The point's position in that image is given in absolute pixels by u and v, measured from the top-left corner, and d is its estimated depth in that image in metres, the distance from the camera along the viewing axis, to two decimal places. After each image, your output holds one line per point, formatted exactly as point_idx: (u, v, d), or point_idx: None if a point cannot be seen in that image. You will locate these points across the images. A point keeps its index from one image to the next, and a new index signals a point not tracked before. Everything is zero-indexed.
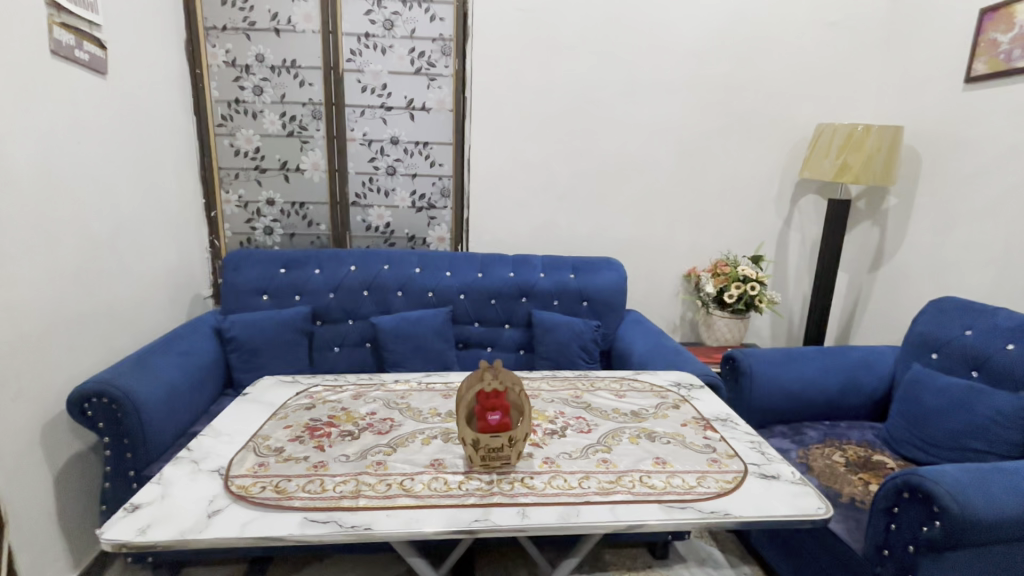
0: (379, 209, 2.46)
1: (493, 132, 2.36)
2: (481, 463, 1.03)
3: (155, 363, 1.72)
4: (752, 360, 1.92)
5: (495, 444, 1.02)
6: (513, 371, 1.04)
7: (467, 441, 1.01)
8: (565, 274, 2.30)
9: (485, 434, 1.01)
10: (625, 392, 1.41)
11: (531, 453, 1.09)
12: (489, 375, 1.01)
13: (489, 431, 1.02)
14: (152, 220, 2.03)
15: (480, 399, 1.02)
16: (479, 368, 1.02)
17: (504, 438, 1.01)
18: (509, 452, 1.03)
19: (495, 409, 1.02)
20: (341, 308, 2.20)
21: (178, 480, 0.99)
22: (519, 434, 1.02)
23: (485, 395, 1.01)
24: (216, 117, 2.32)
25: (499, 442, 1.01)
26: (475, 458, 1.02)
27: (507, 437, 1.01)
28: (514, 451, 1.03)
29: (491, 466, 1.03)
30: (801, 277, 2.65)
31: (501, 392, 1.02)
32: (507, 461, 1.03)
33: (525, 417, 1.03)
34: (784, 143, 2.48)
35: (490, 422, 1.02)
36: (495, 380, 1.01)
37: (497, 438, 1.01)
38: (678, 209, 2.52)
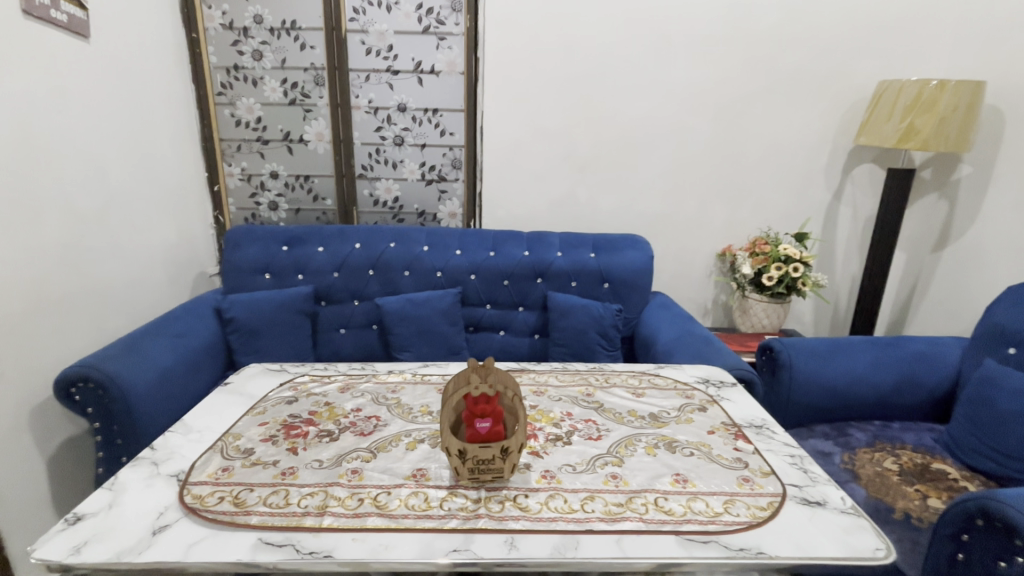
0: (387, 182, 2.31)
1: (508, 97, 2.16)
2: (470, 477, 0.89)
3: (147, 345, 1.65)
4: (792, 352, 1.71)
5: (485, 455, 0.87)
6: (507, 372, 0.88)
7: (451, 452, 0.87)
8: (585, 253, 2.11)
9: (473, 444, 0.87)
10: (644, 390, 1.24)
11: (528, 466, 0.94)
12: (476, 377, 0.85)
13: (478, 440, 0.88)
14: (145, 195, 1.95)
15: (467, 404, 0.87)
16: (466, 368, 0.86)
17: (495, 450, 0.87)
18: (501, 466, 0.88)
19: (484, 416, 0.86)
20: (346, 289, 2.08)
21: (132, 485, 0.89)
22: (513, 445, 0.87)
23: (472, 401, 0.86)
24: (215, 85, 2.20)
25: (490, 454, 0.87)
26: (461, 471, 0.88)
27: (499, 448, 0.87)
28: (508, 464, 0.88)
29: (481, 480, 0.89)
30: (851, 257, 2.38)
31: (491, 397, 0.86)
32: (499, 475, 0.89)
33: (521, 425, 0.88)
34: (837, 104, 2.18)
35: (478, 430, 0.87)
36: (484, 383, 0.85)
37: (487, 449, 0.87)
38: (712, 181, 2.28)
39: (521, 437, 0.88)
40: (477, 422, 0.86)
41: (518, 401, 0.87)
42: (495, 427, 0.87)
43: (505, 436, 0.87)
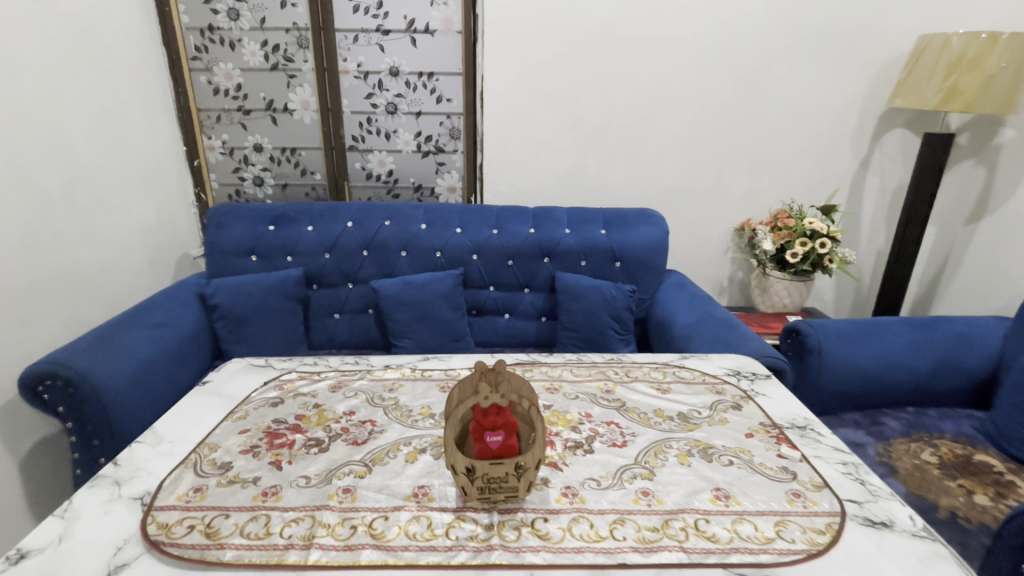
0: (380, 154, 2.14)
1: (510, 58, 1.97)
2: (479, 498, 0.76)
3: (124, 336, 1.52)
4: (822, 335, 1.58)
5: (497, 473, 0.75)
6: (520, 378, 0.75)
7: (456, 471, 0.74)
8: (595, 229, 1.96)
9: (482, 462, 0.74)
10: (669, 386, 1.11)
11: (546, 483, 0.82)
12: (486, 385, 0.73)
13: (488, 456, 0.75)
14: (116, 171, 1.78)
15: (475, 416, 0.74)
16: (473, 374, 0.74)
17: (508, 467, 0.75)
18: (516, 485, 0.76)
19: (496, 428, 0.74)
20: (339, 271, 1.94)
21: (89, 512, 0.77)
22: (530, 461, 0.75)
23: (481, 412, 0.74)
24: (189, 49, 2.00)
25: (502, 472, 0.75)
26: (470, 492, 0.76)
27: (513, 465, 0.75)
28: (523, 483, 0.76)
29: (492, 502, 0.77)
30: (878, 231, 2.23)
31: (503, 408, 0.74)
32: (513, 495, 0.77)
33: (538, 439, 0.75)
34: (871, 63, 1.99)
35: (488, 445, 0.75)
36: (495, 392, 0.73)
37: (500, 467, 0.74)
38: (732, 149, 2.10)
39: (539, 451, 0.75)
40: (487, 436, 0.74)
41: (534, 412, 0.74)
42: (509, 441, 0.75)
43: (519, 452, 0.75)
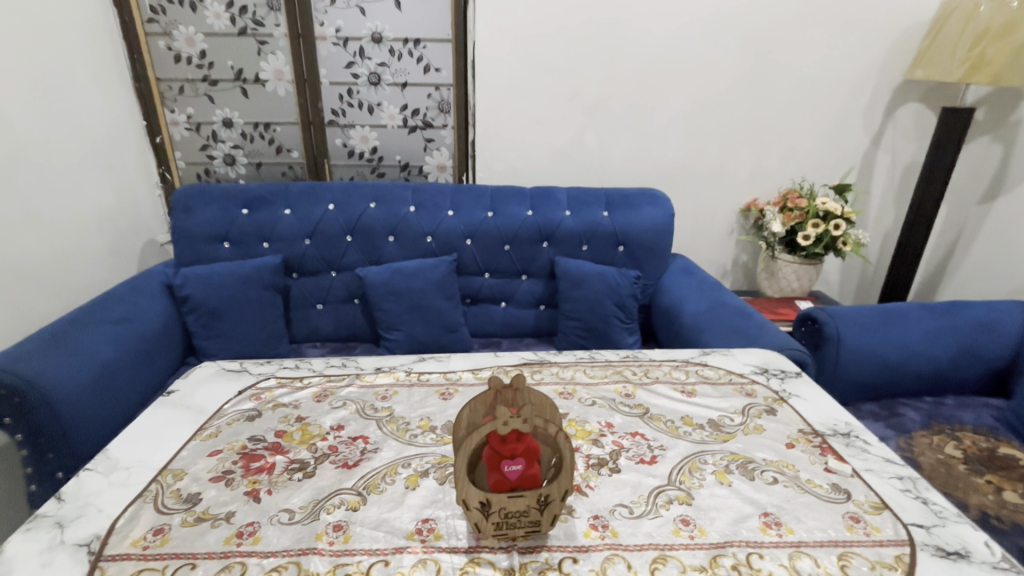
0: (363, 130, 1.96)
1: (505, 22, 1.79)
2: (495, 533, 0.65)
3: (80, 335, 1.36)
4: (841, 324, 1.49)
5: (516, 507, 0.64)
6: (544, 398, 0.65)
7: (467, 505, 0.63)
8: (597, 211, 1.84)
9: (499, 496, 0.63)
10: (694, 387, 1.01)
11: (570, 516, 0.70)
12: (505, 410, 0.60)
13: (505, 488, 0.64)
14: (65, 148, 1.59)
15: (491, 444, 0.62)
16: (489, 391, 0.64)
17: (529, 501, 0.63)
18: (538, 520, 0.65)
19: (515, 458, 0.62)
20: (321, 258, 1.78)
21: (23, 566, 0.63)
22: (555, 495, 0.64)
23: (498, 438, 0.62)
24: (144, 10, 1.78)
25: (522, 506, 0.64)
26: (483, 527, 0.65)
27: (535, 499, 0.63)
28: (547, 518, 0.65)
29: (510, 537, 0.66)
30: (887, 211, 2.14)
31: (525, 435, 0.62)
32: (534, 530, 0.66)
33: (565, 470, 0.63)
34: (888, 31, 1.87)
35: (506, 476, 0.63)
36: (515, 418, 0.61)
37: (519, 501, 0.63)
38: (741, 124, 1.97)
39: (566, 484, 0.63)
40: (505, 466, 0.62)
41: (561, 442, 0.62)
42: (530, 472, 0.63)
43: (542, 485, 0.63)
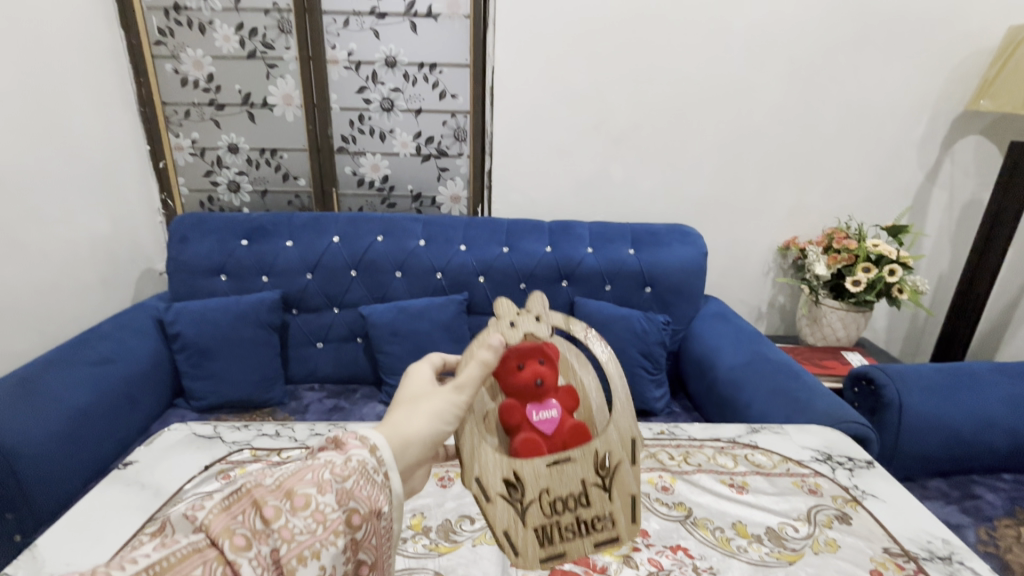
0: (374, 157, 1.86)
1: (527, 45, 1.68)
2: (538, 531, 0.70)
3: (55, 379, 1.24)
4: (903, 387, 1.29)
5: (567, 488, 0.73)
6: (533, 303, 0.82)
7: (515, 480, 0.71)
8: (622, 249, 1.68)
9: (544, 466, 0.72)
10: (744, 480, 0.92)
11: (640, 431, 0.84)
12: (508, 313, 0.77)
13: (546, 442, 0.81)
14: (58, 174, 1.50)
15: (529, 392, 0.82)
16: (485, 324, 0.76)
17: (588, 473, 0.74)
18: (599, 502, 0.73)
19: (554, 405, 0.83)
20: (324, 294, 1.66)
21: None
22: (626, 462, 0.75)
23: (536, 382, 0.82)
24: (152, 33, 1.72)
25: (579, 481, 0.74)
26: (530, 517, 0.70)
27: (595, 465, 0.74)
28: (617, 495, 0.74)
29: (563, 536, 0.71)
30: (943, 253, 1.94)
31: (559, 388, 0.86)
32: (609, 523, 0.73)
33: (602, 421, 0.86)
34: (944, 59, 1.71)
35: (545, 426, 0.81)
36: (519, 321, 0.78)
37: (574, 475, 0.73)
38: (781, 157, 1.82)
39: (629, 438, 0.76)
40: (539, 413, 0.82)
41: (612, 366, 0.78)
42: (573, 425, 0.82)
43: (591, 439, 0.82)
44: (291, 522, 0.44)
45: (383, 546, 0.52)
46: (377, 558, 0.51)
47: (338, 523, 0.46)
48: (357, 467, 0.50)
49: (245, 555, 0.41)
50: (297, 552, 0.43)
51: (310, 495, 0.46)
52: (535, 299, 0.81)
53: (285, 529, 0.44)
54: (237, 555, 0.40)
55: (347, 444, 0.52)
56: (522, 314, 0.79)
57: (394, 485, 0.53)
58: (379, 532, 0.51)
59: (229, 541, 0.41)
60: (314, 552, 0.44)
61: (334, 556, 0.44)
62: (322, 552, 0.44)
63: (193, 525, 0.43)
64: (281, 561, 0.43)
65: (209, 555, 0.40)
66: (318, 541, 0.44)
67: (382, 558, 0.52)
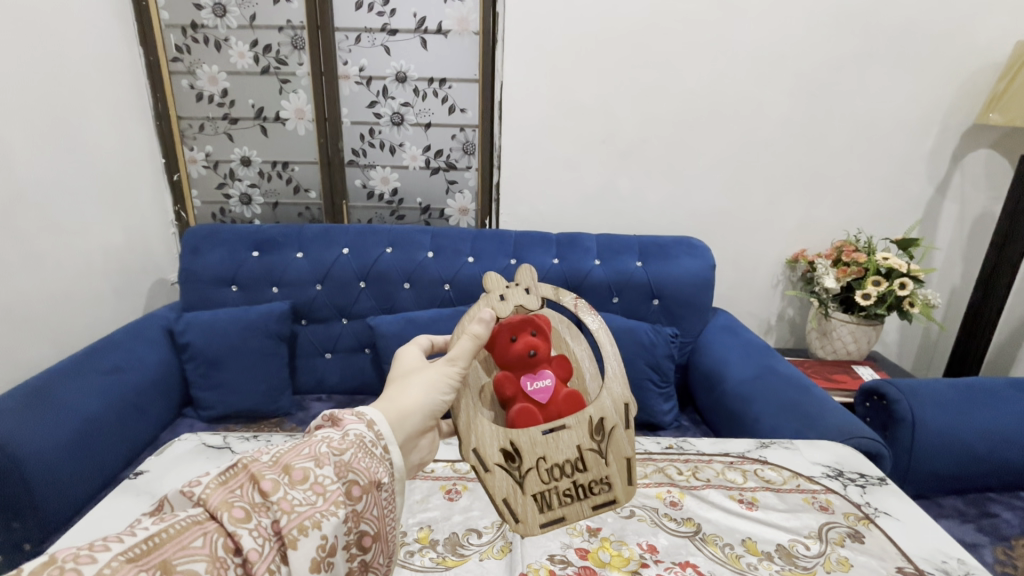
0: (384, 170, 1.88)
1: (535, 61, 1.70)
2: (538, 497, 0.76)
3: (69, 388, 1.25)
4: (916, 403, 1.27)
5: (564, 455, 0.79)
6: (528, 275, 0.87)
7: (514, 450, 0.77)
8: (629, 261, 1.68)
9: (541, 434, 0.79)
10: (754, 496, 0.91)
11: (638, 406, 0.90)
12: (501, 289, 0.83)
13: (542, 410, 0.83)
14: (75, 188, 1.53)
15: (524, 363, 0.83)
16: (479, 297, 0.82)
17: (584, 439, 0.81)
18: (596, 465, 0.80)
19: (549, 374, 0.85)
20: (332, 305, 1.68)
21: None
22: (619, 425, 0.82)
23: (531, 352, 0.83)
24: (169, 50, 1.76)
25: (576, 447, 0.80)
26: (529, 485, 0.76)
27: (589, 430, 0.81)
28: (613, 458, 0.81)
29: (563, 501, 0.78)
30: (955, 266, 1.93)
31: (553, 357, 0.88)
32: (606, 485, 0.80)
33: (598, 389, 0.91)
34: (953, 73, 1.71)
35: (540, 395, 0.83)
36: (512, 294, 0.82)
37: (570, 442, 0.80)
38: (788, 170, 1.82)
39: (620, 403, 0.83)
40: (535, 384, 0.83)
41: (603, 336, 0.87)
42: (569, 393, 0.84)
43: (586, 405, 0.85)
44: (290, 495, 0.50)
45: (385, 517, 0.58)
46: (379, 529, 0.56)
47: (337, 493, 0.52)
48: (354, 440, 0.58)
49: (246, 527, 0.46)
50: (297, 522, 0.48)
51: (308, 469, 0.53)
52: (524, 272, 0.85)
53: (285, 501, 0.50)
54: (237, 527, 0.46)
55: (344, 422, 0.60)
56: (511, 287, 0.84)
57: (394, 458, 0.60)
58: (380, 505, 0.57)
59: (228, 514, 0.46)
60: (316, 521, 0.49)
61: (333, 524, 0.50)
62: (322, 522, 0.50)
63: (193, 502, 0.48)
64: (282, 531, 0.48)
65: (210, 527, 0.46)
66: (319, 512, 0.50)
67: (385, 530, 0.58)
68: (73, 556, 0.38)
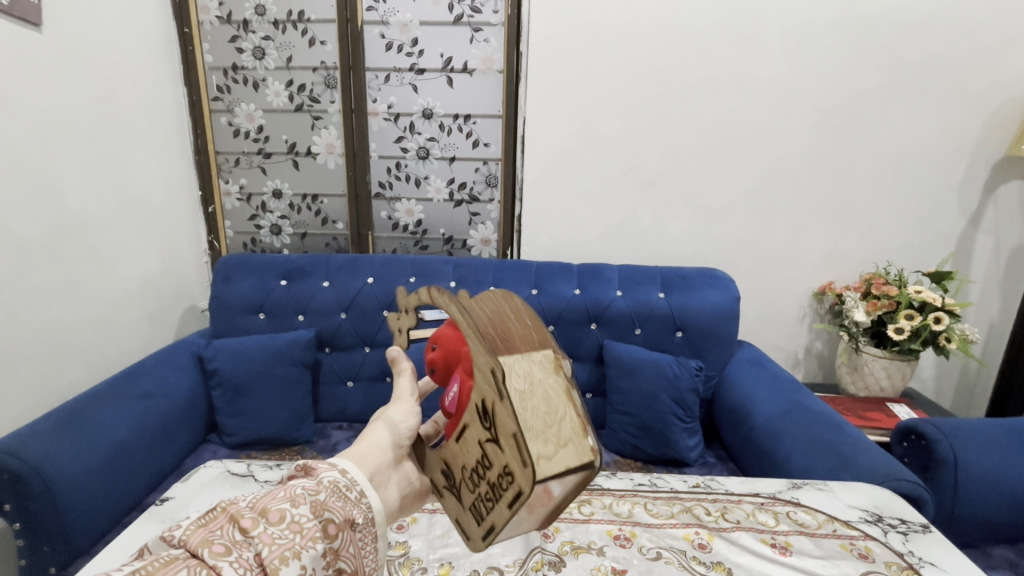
0: (409, 203, 1.93)
1: (557, 95, 1.75)
2: (472, 510, 0.59)
3: (102, 413, 1.28)
4: (958, 443, 1.21)
5: (472, 459, 0.59)
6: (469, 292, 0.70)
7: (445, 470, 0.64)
8: (652, 292, 1.67)
9: (453, 443, 0.62)
10: (788, 540, 0.87)
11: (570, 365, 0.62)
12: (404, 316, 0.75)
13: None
14: (118, 219, 1.61)
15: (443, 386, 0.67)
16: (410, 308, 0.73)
17: (480, 430, 0.58)
18: (495, 457, 0.55)
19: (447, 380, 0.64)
20: (356, 333, 1.70)
21: None
22: (498, 400, 0.54)
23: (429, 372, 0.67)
24: (211, 90, 1.87)
25: (478, 444, 0.58)
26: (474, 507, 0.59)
27: (479, 419, 0.58)
28: (507, 444, 0.54)
29: (489, 509, 0.56)
30: (992, 301, 1.86)
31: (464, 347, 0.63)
32: (510, 477, 0.53)
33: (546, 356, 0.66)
34: (981, 106, 1.69)
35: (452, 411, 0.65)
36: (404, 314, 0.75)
37: (470, 443, 0.59)
38: (812, 202, 1.80)
39: (486, 371, 0.56)
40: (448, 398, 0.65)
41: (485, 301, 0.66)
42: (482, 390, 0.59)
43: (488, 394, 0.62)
44: (270, 530, 0.51)
45: (363, 556, 0.56)
46: (355, 567, 0.55)
47: (313, 531, 0.52)
48: (328, 486, 0.56)
49: (227, 559, 0.48)
50: (277, 553, 0.49)
51: (284, 510, 0.53)
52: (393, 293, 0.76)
53: (266, 536, 0.50)
54: (218, 559, 0.47)
55: (318, 470, 0.58)
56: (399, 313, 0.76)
57: (372, 501, 0.58)
58: (356, 544, 0.56)
59: (209, 548, 0.47)
60: (294, 553, 0.50)
61: (312, 555, 0.50)
62: (301, 554, 0.50)
63: (177, 545, 0.49)
64: (264, 563, 0.48)
65: (193, 561, 0.47)
66: (298, 545, 0.50)
67: (364, 571, 0.56)
68: None
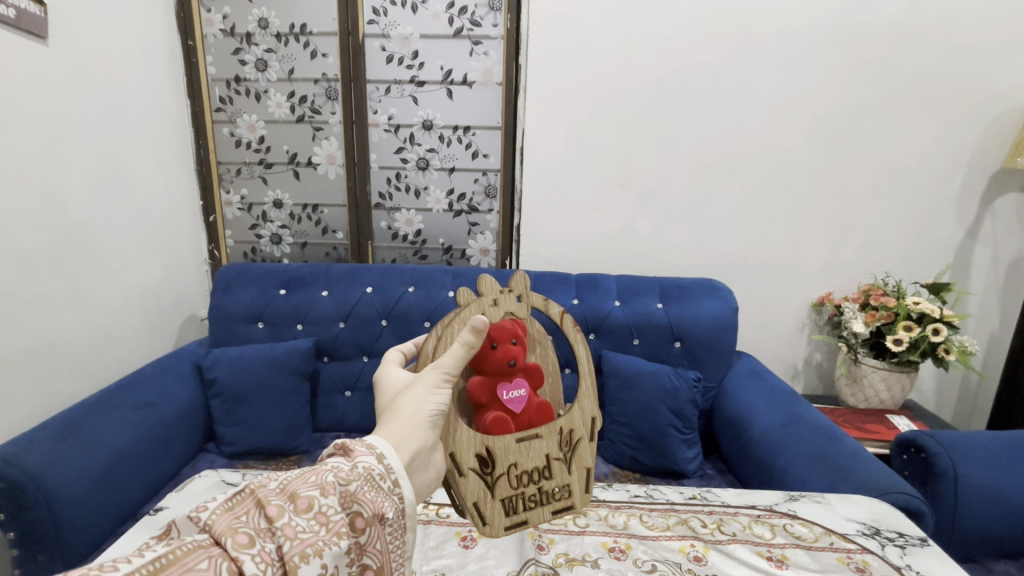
0: (408, 213, 1.94)
1: (556, 107, 1.76)
2: (505, 501, 0.78)
3: (101, 421, 1.28)
4: (957, 456, 1.20)
5: (532, 463, 0.81)
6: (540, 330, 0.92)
7: (487, 456, 0.78)
8: (650, 303, 1.67)
9: (514, 442, 0.80)
10: (784, 553, 0.87)
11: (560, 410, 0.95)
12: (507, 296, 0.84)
13: (515, 420, 0.83)
14: (120, 228, 1.62)
15: (500, 372, 0.82)
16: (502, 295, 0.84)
17: (552, 449, 0.83)
18: (560, 475, 0.83)
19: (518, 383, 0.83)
20: (355, 343, 1.70)
21: None
22: (586, 439, 0.85)
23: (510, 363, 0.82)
24: (213, 101, 1.89)
25: (545, 456, 0.82)
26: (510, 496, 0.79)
27: (558, 441, 0.83)
28: (576, 468, 0.84)
29: (528, 506, 0.80)
30: (992, 313, 1.86)
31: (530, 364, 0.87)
32: (568, 494, 0.83)
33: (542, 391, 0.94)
34: (976, 118, 1.71)
35: (513, 404, 0.82)
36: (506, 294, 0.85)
37: (540, 452, 0.82)
38: (809, 214, 1.81)
39: (589, 417, 0.86)
40: (510, 392, 0.82)
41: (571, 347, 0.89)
42: (541, 404, 0.85)
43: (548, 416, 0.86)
44: (294, 521, 0.51)
45: (389, 551, 0.59)
46: (382, 563, 0.57)
47: (340, 525, 0.52)
48: (362, 473, 0.58)
49: (249, 552, 0.46)
50: (300, 549, 0.48)
51: (313, 498, 0.53)
52: (517, 279, 0.86)
53: (289, 527, 0.50)
54: (240, 551, 0.46)
55: (356, 453, 0.60)
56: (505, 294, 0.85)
57: (405, 492, 0.61)
58: (383, 538, 0.58)
59: (232, 538, 0.47)
60: (317, 550, 0.49)
61: (335, 553, 0.50)
62: (324, 551, 0.49)
63: (199, 527, 0.49)
64: (286, 558, 0.47)
65: (214, 551, 0.46)
66: (322, 540, 0.50)
67: (390, 566, 0.59)
68: (97, 566, 0.40)
